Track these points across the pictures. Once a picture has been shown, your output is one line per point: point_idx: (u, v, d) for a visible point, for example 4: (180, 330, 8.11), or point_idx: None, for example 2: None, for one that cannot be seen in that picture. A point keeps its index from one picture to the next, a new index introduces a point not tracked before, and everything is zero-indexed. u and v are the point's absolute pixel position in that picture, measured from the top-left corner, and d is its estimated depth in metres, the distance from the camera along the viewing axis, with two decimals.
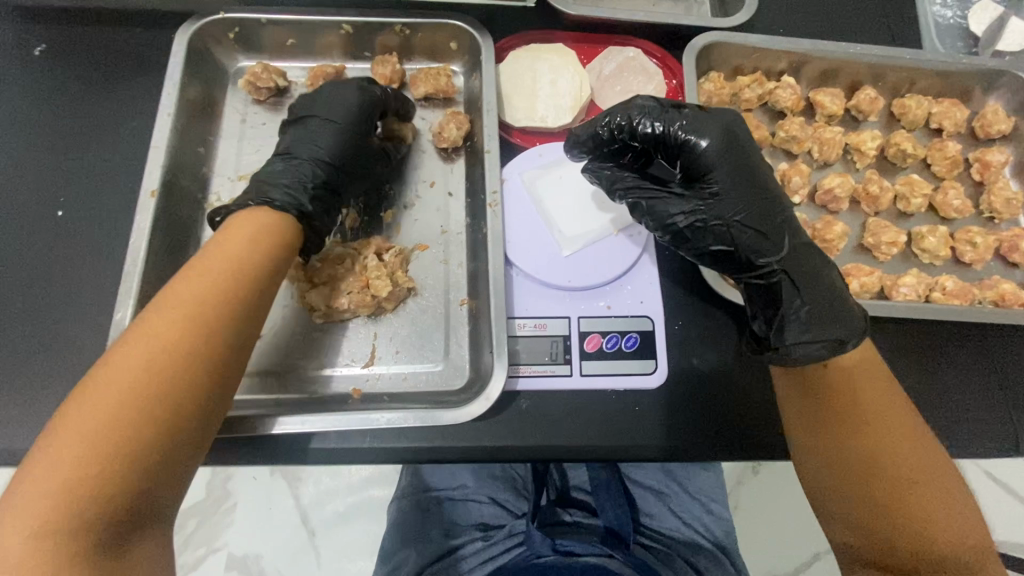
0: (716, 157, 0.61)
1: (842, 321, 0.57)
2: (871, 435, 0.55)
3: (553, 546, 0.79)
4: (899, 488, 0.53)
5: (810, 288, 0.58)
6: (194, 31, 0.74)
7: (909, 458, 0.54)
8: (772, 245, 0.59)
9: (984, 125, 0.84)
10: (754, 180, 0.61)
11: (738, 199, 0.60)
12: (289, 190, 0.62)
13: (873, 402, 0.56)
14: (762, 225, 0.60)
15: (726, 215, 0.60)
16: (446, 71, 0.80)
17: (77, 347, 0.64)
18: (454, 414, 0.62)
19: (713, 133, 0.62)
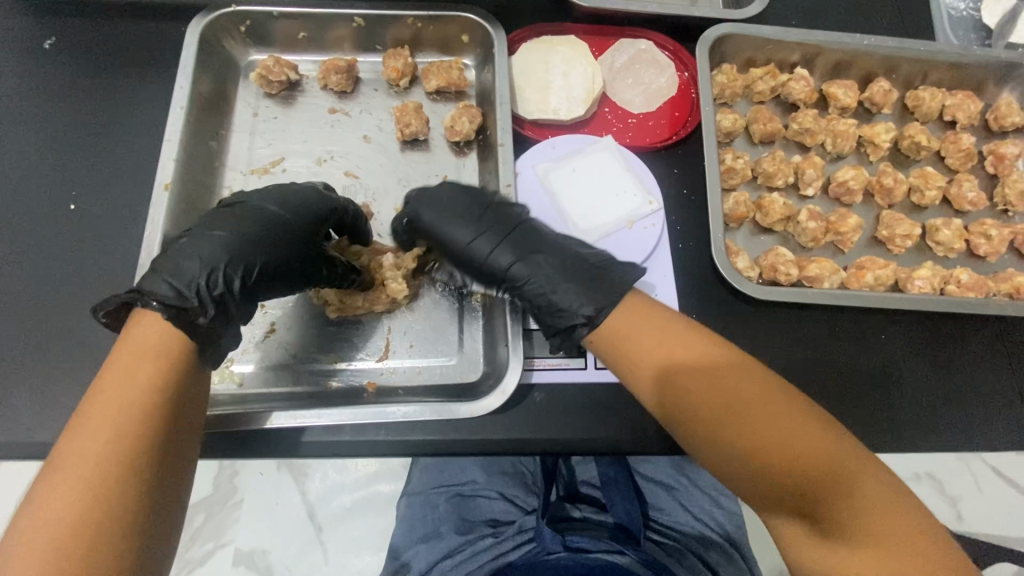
0: (418, 203, 0.64)
1: (604, 294, 0.56)
2: (758, 432, 0.48)
3: (564, 541, 0.78)
4: (779, 457, 0.47)
5: (546, 270, 0.59)
6: (206, 23, 0.74)
7: (775, 423, 0.48)
8: (516, 276, 0.60)
9: (998, 117, 0.84)
10: (470, 208, 0.63)
11: (456, 230, 0.62)
12: (183, 280, 0.51)
13: (749, 410, 0.49)
14: (509, 244, 0.61)
15: (465, 250, 0.62)
16: (458, 64, 0.79)
17: (92, 340, 0.64)
18: (470, 407, 0.62)
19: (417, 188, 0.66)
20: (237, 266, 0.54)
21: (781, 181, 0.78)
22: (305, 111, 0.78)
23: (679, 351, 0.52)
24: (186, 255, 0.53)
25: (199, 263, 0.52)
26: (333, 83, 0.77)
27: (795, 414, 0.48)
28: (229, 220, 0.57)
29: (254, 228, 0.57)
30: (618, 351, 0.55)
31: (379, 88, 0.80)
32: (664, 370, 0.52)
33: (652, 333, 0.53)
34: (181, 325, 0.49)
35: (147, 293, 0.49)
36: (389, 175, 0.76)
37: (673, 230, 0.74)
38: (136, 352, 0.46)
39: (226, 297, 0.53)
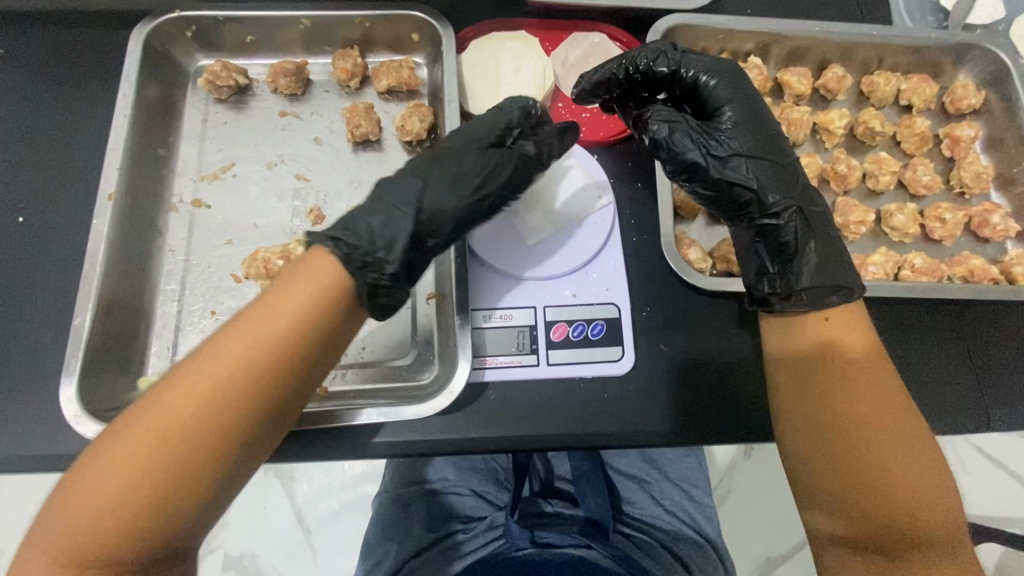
0: (726, 93, 0.62)
1: (842, 272, 0.59)
2: (875, 452, 0.52)
3: (531, 537, 0.79)
4: (886, 476, 0.51)
5: (820, 233, 0.60)
6: (150, 30, 0.73)
7: (894, 451, 0.52)
8: (784, 189, 0.60)
9: (954, 100, 0.83)
10: (766, 125, 0.62)
11: (732, 114, 0.62)
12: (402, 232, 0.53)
13: (881, 435, 0.53)
14: (765, 167, 0.61)
15: (736, 148, 0.61)
16: (408, 63, 0.79)
17: (40, 352, 0.63)
18: (418, 408, 0.62)
19: (718, 70, 0.63)
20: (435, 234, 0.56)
21: None
22: (256, 115, 0.78)
23: (852, 352, 0.56)
24: (389, 201, 0.54)
25: (408, 215, 0.54)
26: (282, 86, 0.77)
27: (922, 456, 0.52)
28: (456, 164, 0.57)
29: (481, 179, 0.58)
30: (793, 323, 0.59)
31: (330, 89, 0.80)
32: (825, 358, 0.56)
33: (852, 331, 0.57)
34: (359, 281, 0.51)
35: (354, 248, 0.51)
36: (341, 177, 0.76)
37: (627, 224, 0.74)
38: (304, 280, 0.48)
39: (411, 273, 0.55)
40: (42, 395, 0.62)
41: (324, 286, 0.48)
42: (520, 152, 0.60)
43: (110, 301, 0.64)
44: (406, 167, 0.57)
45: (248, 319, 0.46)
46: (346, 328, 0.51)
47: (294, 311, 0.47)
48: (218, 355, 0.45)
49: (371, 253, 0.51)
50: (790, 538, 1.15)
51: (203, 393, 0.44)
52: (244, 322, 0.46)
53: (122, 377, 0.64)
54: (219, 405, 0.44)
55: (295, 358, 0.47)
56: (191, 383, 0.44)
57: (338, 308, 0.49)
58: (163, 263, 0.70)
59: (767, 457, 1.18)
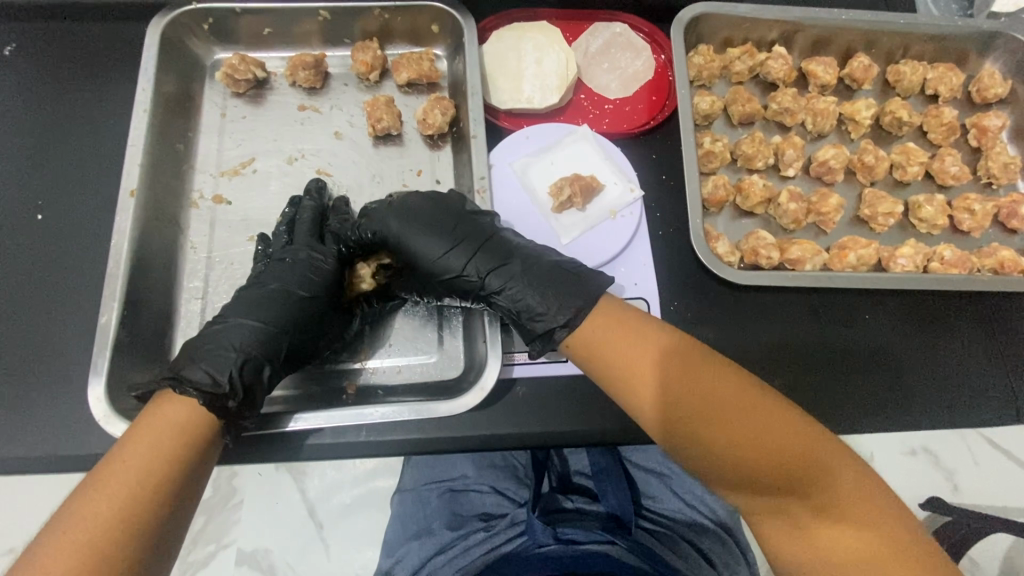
0: (394, 230, 0.62)
1: (566, 302, 0.55)
2: (722, 419, 0.47)
3: (554, 533, 0.77)
4: (744, 435, 0.46)
5: (528, 284, 0.57)
6: (167, 22, 0.72)
7: (731, 411, 0.47)
8: (488, 275, 0.59)
9: (980, 89, 0.82)
10: (444, 220, 0.62)
11: (407, 241, 0.62)
12: (220, 367, 0.53)
13: (713, 407, 0.47)
14: (467, 262, 0.60)
15: (432, 264, 0.61)
16: (428, 55, 0.77)
17: (64, 352, 0.63)
18: (449, 406, 0.61)
19: (381, 206, 0.64)
20: (268, 352, 0.57)
21: (760, 163, 0.77)
22: (274, 109, 0.76)
23: (650, 345, 0.51)
24: (225, 338, 0.56)
25: (228, 352, 0.55)
26: (301, 79, 0.76)
27: (775, 410, 0.47)
28: (260, 296, 0.60)
29: (278, 310, 0.59)
30: (587, 342, 0.53)
31: (349, 82, 0.78)
32: (618, 377, 0.51)
33: (631, 329, 0.52)
34: (213, 411, 0.53)
35: (186, 377, 0.52)
36: (362, 171, 0.75)
37: (653, 218, 0.73)
38: (163, 419, 0.50)
39: (256, 387, 0.56)
40: (68, 394, 0.61)
41: (181, 421, 0.51)
42: (313, 257, 0.64)
43: (135, 299, 0.63)
44: (231, 303, 0.60)
45: (110, 466, 0.46)
46: (206, 467, 0.52)
47: (162, 450, 0.48)
48: (91, 502, 0.44)
49: (223, 385, 0.52)
50: None
51: (87, 536, 0.42)
52: (111, 467, 0.46)
53: (148, 376, 0.63)
54: (101, 550, 0.42)
55: (175, 493, 0.47)
56: (58, 542, 0.42)
57: (202, 445, 0.51)
58: (185, 260, 0.70)
59: None
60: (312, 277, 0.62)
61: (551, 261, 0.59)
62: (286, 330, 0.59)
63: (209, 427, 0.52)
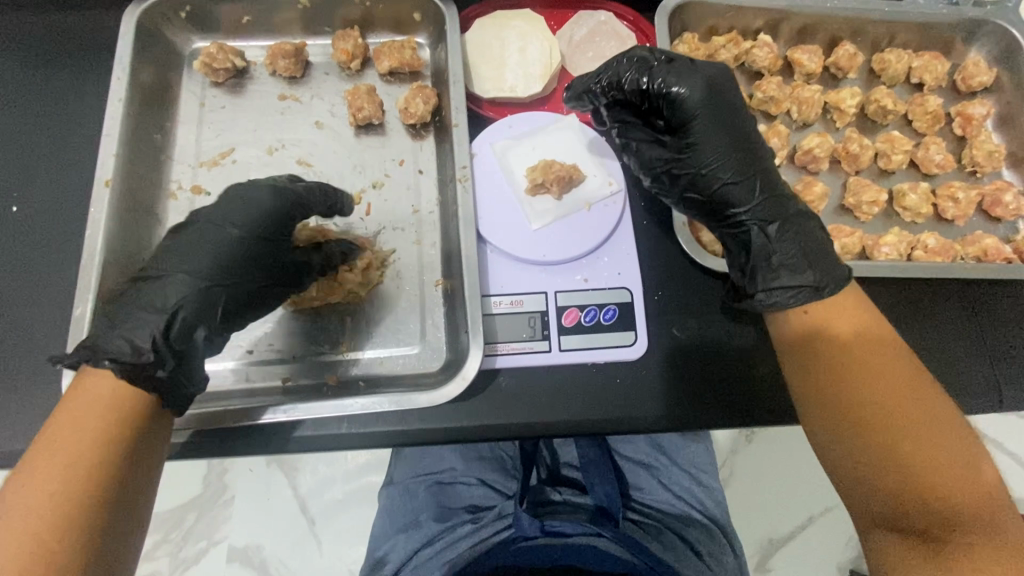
0: (696, 111, 0.60)
1: (822, 270, 0.57)
2: (902, 438, 0.50)
3: (542, 527, 0.77)
4: (912, 459, 0.49)
5: (796, 231, 0.59)
6: (143, 11, 0.70)
7: (909, 432, 0.50)
8: (741, 191, 0.60)
9: (965, 78, 0.82)
10: (749, 145, 0.61)
11: (710, 141, 0.60)
12: (141, 334, 0.51)
13: (891, 406, 0.51)
14: (761, 187, 0.60)
15: (690, 129, 0.60)
16: (410, 44, 0.76)
17: (40, 345, 0.62)
18: (431, 395, 0.61)
19: (693, 83, 0.60)
20: (201, 313, 0.54)
21: None
22: (253, 99, 0.75)
23: (863, 331, 0.55)
24: (155, 300, 0.53)
25: (156, 312, 0.52)
26: (281, 69, 0.75)
27: (951, 428, 0.50)
28: (189, 244, 0.56)
29: (216, 264, 0.56)
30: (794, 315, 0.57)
31: (331, 72, 0.77)
32: (815, 349, 0.55)
33: (851, 306, 0.56)
34: (137, 384, 0.49)
35: (104, 349, 0.50)
36: (344, 161, 0.74)
37: (636, 207, 0.72)
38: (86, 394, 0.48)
39: (189, 349, 0.53)
40: (43, 389, 0.60)
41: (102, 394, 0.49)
42: (256, 210, 0.59)
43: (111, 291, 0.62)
44: (166, 254, 0.55)
45: (34, 455, 0.45)
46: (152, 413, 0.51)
47: (87, 428, 0.47)
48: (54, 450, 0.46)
49: (144, 354, 0.50)
50: (793, 520, 1.16)
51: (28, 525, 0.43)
52: (34, 459, 0.45)
53: None
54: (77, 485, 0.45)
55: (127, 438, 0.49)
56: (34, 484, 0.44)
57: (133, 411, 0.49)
58: None
59: (769, 439, 1.18)
60: (249, 216, 0.58)
61: (817, 224, 0.60)
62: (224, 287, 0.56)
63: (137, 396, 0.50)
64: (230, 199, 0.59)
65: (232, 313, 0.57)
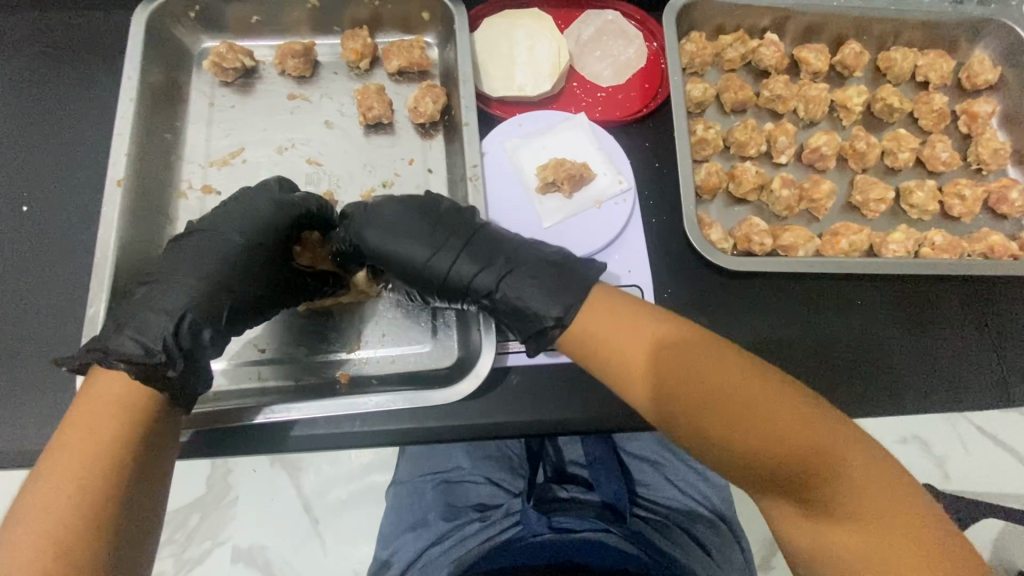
0: (374, 226, 0.61)
1: (573, 288, 0.55)
2: (733, 425, 0.46)
3: (549, 523, 0.78)
4: (751, 441, 0.46)
5: (522, 270, 0.57)
6: (153, 10, 0.70)
7: (745, 418, 0.46)
8: (482, 266, 0.58)
9: (970, 75, 0.82)
10: (425, 215, 0.61)
11: (409, 240, 0.60)
12: (151, 336, 0.52)
13: (717, 399, 0.47)
14: (472, 253, 0.59)
15: (404, 246, 0.60)
16: (419, 43, 0.76)
17: (53, 344, 0.62)
18: (444, 393, 0.61)
19: (383, 210, 0.62)
20: (204, 317, 0.55)
21: (753, 150, 0.77)
22: (262, 99, 0.75)
23: (653, 334, 0.50)
24: (153, 306, 0.54)
25: (163, 315, 0.53)
26: (290, 68, 0.75)
27: (778, 398, 0.46)
28: (188, 252, 0.58)
29: (218, 269, 0.57)
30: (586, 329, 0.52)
31: (340, 71, 0.77)
32: (620, 357, 0.51)
33: (616, 323, 0.51)
34: (151, 385, 0.50)
35: (113, 350, 0.50)
36: (354, 160, 0.74)
37: (645, 205, 0.73)
38: (93, 406, 0.47)
39: (197, 349, 0.54)
40: (55, 388, 0.60)
41: (110, 404, 0.48)
42: (261, 221, 0.61)
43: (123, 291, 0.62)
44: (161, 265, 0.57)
45: (40, 472, 0.44)
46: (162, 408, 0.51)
47: (96, 441, 0.46)
48: (69, 446, 0.45)
49: (156, 354, 0.50)
50: None
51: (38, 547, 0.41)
52: (41, 475, 0.44)
53: None
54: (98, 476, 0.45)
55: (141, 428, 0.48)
56: (52, 478, 0.44)
57: (146, 418, 0.49)
58: None
59: None
60: (248, 226, 0.60)
61: (563, 257, 0.58)
62: (227, 292, 0.57)
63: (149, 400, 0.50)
64: (226, 210, 0.61)
65: (235, 318, 0.58)
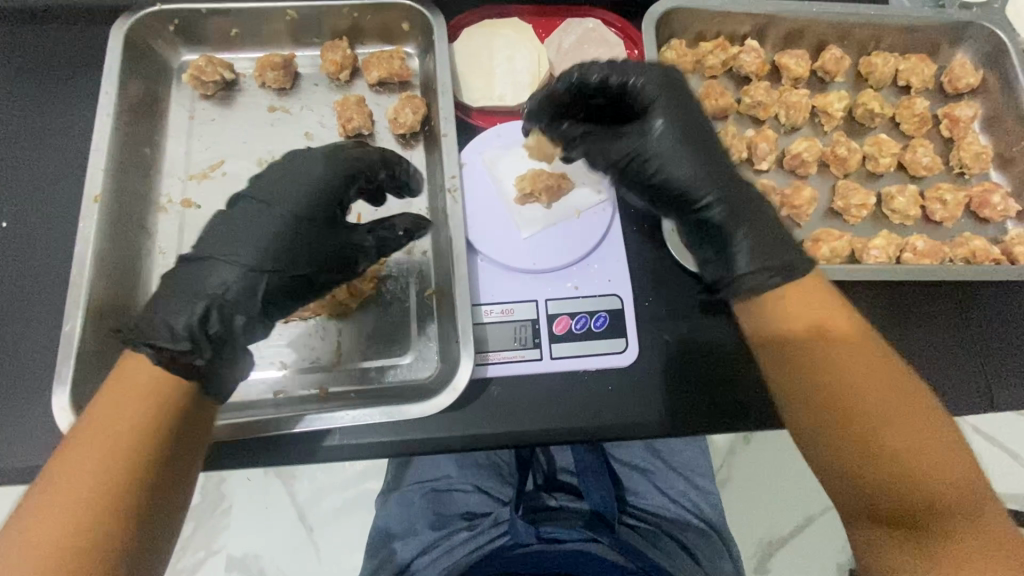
0: (663, 114, 0.59)
1: (772, 250, 0.56)
2: (883, 433, 0.49)
3: (537, 533, 0.76)
4: (897, 450, 0.48)
5: (758, 221, 0.57)
6: (131, 24, 0.71)
7: (896, 426, 0.49)
8: (712, 193, 0.58)
9: (952, 79, 0.82)
10: (666, 104, 0.60)
11: (723, 169, 0.59)
12: (180, 318, 0.50)
13: (876, 407, 0.50)
14: (695, 170, 0.59)
15: (628, 131, 0.61)
16: (399, 54, 0.76)
17: (30, 361, 0.62)
18: (421, 406, 0.61)
19: (653, 83, 0.60)
20: (241, 301, 0.53)
21: (734, 157, 0.77)
22: (242, 111, 0.75)
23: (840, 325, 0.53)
24: (193, 285, 0.52)
25: (194, 298, 0.51)
26: (270, 80, 0.75)
27: (936, 431, 0.49)
28: (230, 228, 0.55)
29: (260, 248, 0.54)
30: (759, 306, 0.56)
31: (320, 83, 0.77)
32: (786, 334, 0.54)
33: (810, 304, 0.54)
34: (174, 371, 0.48)
35: (145, 334, 0.49)
36: None
37: (626, 213, 0.73)
38: (130, 389, 0.47)
39: (227, 337, 0.52)
40: (33, 404, 0.60)
41: (145, 390, 0.47)
42: (315, 196, 0.58)
43: (100, 306, 0.63)
44: (208, 237, 0.55)
45: (67, 453, 0.44)
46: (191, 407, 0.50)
47: (123, 428, 0.45)
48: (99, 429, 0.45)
49: (178, 342, 0.48)
50: (791, 521, 1.16)
51: (56, 532, 0.41)
52: (67, 455, 0.44)
53: None
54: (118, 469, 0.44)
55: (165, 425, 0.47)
56: (76, 459, 0.44)
57: (176, 412, 0.48)
58: (154, 267, 0.69)
59: (767, 440, 1.18)
60: (298, 200, 0.57)
61: (774, 219, 0.58)
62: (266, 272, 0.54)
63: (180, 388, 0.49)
64: (283, 178, 0.58)
65: (272, 300, 0.55)
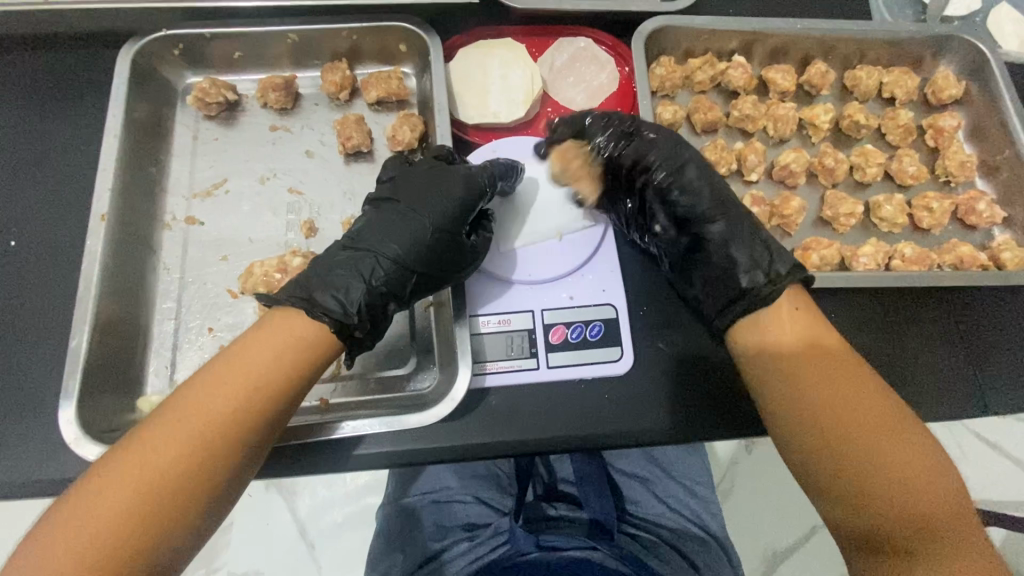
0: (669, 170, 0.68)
1: (775, 264, 0.61)
2: (872, 453, 0.51)
3: (536, 542, 0.79)
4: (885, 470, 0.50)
5: (757, 243, 0.64)
6: (137, 49, 0.73)
7: (883, 448, 0.51)
8: (721, 231, 0.65)
9: (935, 91, 0.85)
10: (669, 166, 0.69)
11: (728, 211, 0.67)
12: (348, 296, 0.56)
13: (863, 430, 0.52)
14: (715, 216, 0.66)
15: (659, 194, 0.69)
16: (397, 73, 0.79)
17: (35, 376, 0.63)
18: (420, 416, 0.62)
19: (661, 147, 0.69)
20: (391, 288, 0.59)
21: (723, 169, 0.79)
22: (245, 131, 0.78)
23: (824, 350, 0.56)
24: (355, 267, 0.58)
25: (358, 279, 0.58)
26: (272, 100, 0.77)
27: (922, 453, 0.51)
28: (381, 223, 0.62)
29: (410, 245, 0.60)
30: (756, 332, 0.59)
31: (320, 102, 0.80)
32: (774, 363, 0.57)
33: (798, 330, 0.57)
34: (336, 339, 0.56)
35: (319, 304, 0.55)
36: (334, 188, 0.76)
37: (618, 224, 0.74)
38: (288, 336, 0.53)
39: (377, 323, 0.59)
40: (38, 419, 0.61)
41: (300, 333, 0.54)
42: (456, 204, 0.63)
43: (106, 322, 0.64)
44: (364, 228, 0.61)
45: (225, 369, 0.50)
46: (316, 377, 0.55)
47: (274, 374, 0.51)
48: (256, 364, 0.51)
49: (348, 318, 0.56)
50: (798, 530, 1.16)
51: (189, 434, 0.47)
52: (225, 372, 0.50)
53: (119, 398, 0.64)
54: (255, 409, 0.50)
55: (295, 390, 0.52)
56: (230, 379, 0.50)
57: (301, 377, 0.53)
58: (158, 283, 0.70)
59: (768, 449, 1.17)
60: (444, 207, 0.63)
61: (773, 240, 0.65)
62: (413, 267, 0.60)
63: (326, 348, 0.55)
64: (428, 184, 0.64)
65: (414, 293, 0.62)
